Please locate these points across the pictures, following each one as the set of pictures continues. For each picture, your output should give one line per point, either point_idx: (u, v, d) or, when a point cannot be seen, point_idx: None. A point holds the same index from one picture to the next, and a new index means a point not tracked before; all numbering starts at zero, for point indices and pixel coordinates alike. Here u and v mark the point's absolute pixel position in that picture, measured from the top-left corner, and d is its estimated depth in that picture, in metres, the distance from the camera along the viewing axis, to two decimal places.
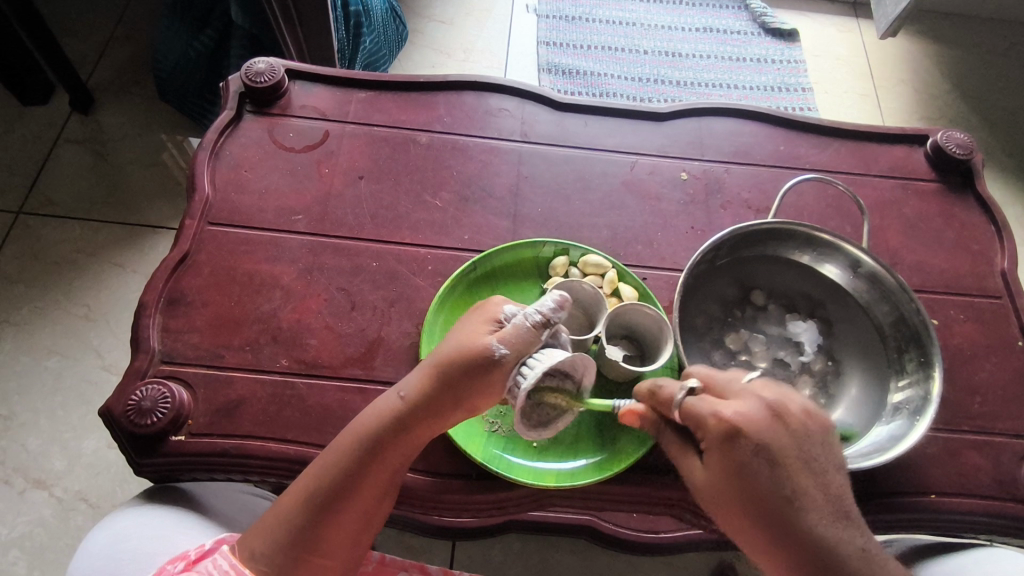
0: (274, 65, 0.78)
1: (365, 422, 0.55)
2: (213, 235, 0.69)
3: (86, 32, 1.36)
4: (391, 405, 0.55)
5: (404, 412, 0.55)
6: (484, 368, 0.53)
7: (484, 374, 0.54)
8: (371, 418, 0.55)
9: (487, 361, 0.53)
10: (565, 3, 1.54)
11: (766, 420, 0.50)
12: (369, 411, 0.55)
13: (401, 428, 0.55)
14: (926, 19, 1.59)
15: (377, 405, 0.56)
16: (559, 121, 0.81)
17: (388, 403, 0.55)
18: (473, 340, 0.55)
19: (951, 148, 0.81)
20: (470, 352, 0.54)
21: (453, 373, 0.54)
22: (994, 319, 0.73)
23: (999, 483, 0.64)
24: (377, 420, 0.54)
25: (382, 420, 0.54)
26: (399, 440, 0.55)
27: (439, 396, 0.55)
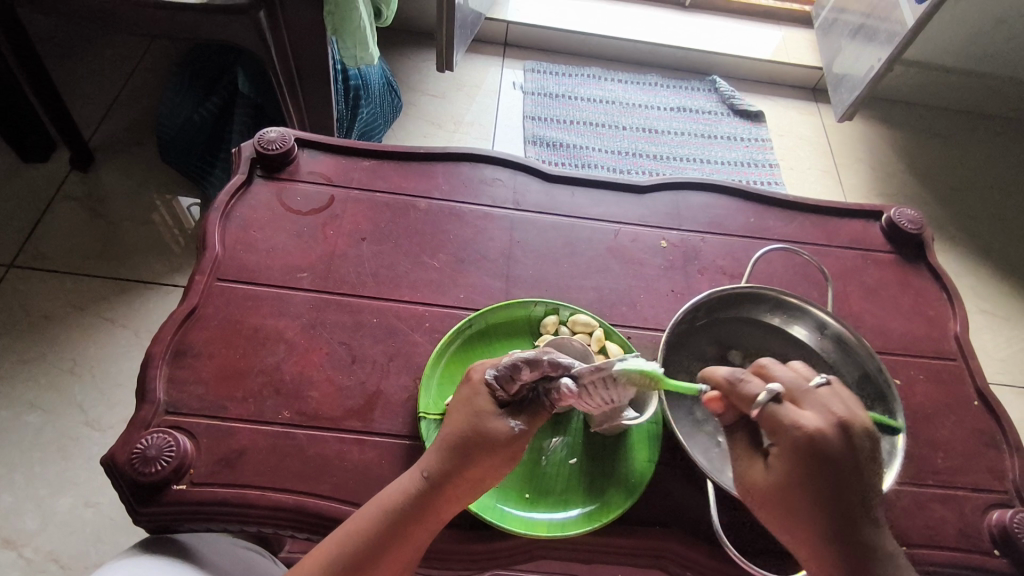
0: (284, 134, 0.84)
1: (389, 497, 0.57)
2: (221, 290, 0.73)
3: (92, 95, 1.42)
4: (412, 483, 0.57)
5: (427, 493, 0.57)
6: (501, 448, 0.57)
7: (503, 452, 0.57)
8: (395, 495, 0.57)
9: (504, 440, 0.57)
10: (549, 82, 1.66)
11: (835, 433, 0.54)
12: (392, 488, 0.58)
13: (425, 505, 0.57)
14: (879, 105, 1.74)
15: (400, 483, 0.58)
16: (548, 191, 0.88)
17: (413, 483, 0.57)
18: (491, 423, 0.58)
19: (904, 223, 0.89)
20: (488, 434, 0.57)
21: (466, 452, 0.57)
22: (952, 379, 0.79)
23: (965, 535, 0.68)
24: (399, 497, 0.57)
25: (410, 497, 0.57)
26: (428, 515, 0.57)
27: (465, 473, 0.57)
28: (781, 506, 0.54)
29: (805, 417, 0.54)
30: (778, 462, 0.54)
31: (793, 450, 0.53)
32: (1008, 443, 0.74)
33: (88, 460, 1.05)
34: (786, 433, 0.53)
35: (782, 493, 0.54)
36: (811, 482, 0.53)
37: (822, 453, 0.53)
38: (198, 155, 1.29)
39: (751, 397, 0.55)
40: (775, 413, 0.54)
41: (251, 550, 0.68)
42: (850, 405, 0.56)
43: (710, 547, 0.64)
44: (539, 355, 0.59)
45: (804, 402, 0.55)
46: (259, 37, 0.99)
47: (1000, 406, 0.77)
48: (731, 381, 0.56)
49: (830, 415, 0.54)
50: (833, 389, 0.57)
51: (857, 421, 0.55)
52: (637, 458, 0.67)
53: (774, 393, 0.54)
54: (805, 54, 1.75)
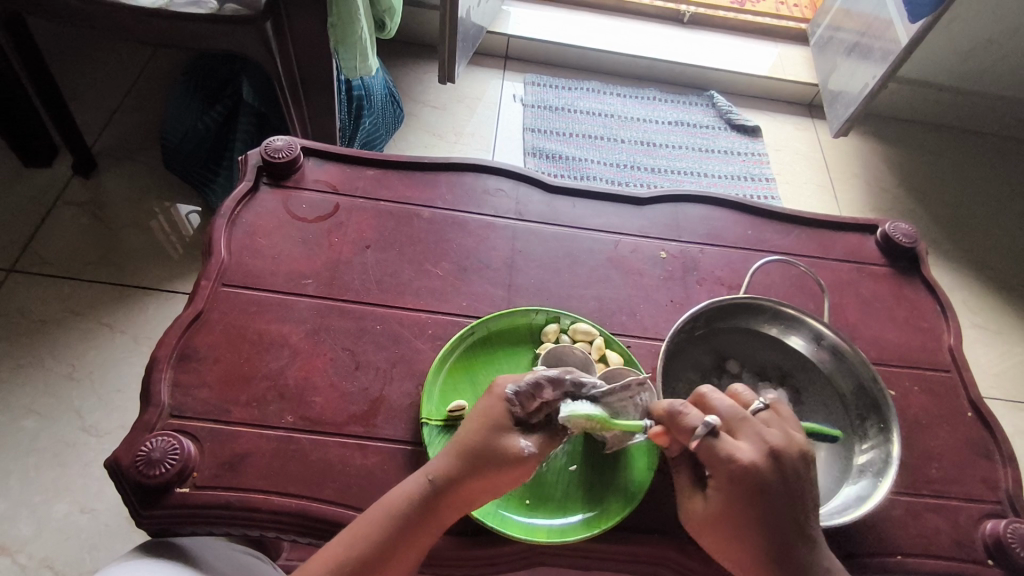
0: (291, 142, 0.85)
1: (393, 501, 0.57)
2: (225, 296, 0.73)
3: (96, 102, 1.43)
4: (417, 489, 0.58)
5: (433, 500, 0.58)
6: (510, 466, 0.58)
7: (510, 469, 0.58)
8: (400, 499, 0.57)
9: (514, 459, 0.58)
10: (550, 95, 1.68)
11: (768, 462, 0.55)
12: (395, 492, 0.58)
13: (427, 511, 0.57)
14: (874, 122, 1.77)
15: (404, 487, 0.58)
16: (550, 202, 0.89)
17: (418, 487, 0.58)
18: (498, 437, 0.59)
19: (899, 237, 0.91)
20: (496, 448, 0.58)
21: (473, 461, 0.58)
22: (945, 391, 0.80)
23: (959, 545, 0.69)
24: (404, 502, 0.57)
25: (413, 502, 0.57)
26: (428, 521, 0.57)
27: (470, 482, 0.58)
28: (722, 534, 0.56)
29: (740, 449, 0.56)
30: (716, 493, 0.56)
31: (731, 481, 0.55)
32: (1000, 454, 0.76)
33: (85, 466, 1.05)
34: (723, 465, 0.55)
35: (720, 521, 0.55)
36: (748, 511, 0.54)
37: (756, 483, 0.54)
38: (201, 162, 1.30)
39: (690, 429, 0.57)
40: (712, 447, 0.56)
41: (253, 555, 0.68)
42: (787, 430, 0.58)
43: (709, 555, 0.64)
44: (563, 375, 0.61)
45: (740, 433, 0.57)
46: (265, 48, 1.00)
47: (993, 417, 0.78)
48: (671, 413, 0.58)
49: (764, 444, 0.56)
50: (771, 414, 0.60)
51: (793, 448, 0.57)
52: (636, 466, 0.68)
53: (712, 426, 0.56)
54: (802, 71, 1.78)
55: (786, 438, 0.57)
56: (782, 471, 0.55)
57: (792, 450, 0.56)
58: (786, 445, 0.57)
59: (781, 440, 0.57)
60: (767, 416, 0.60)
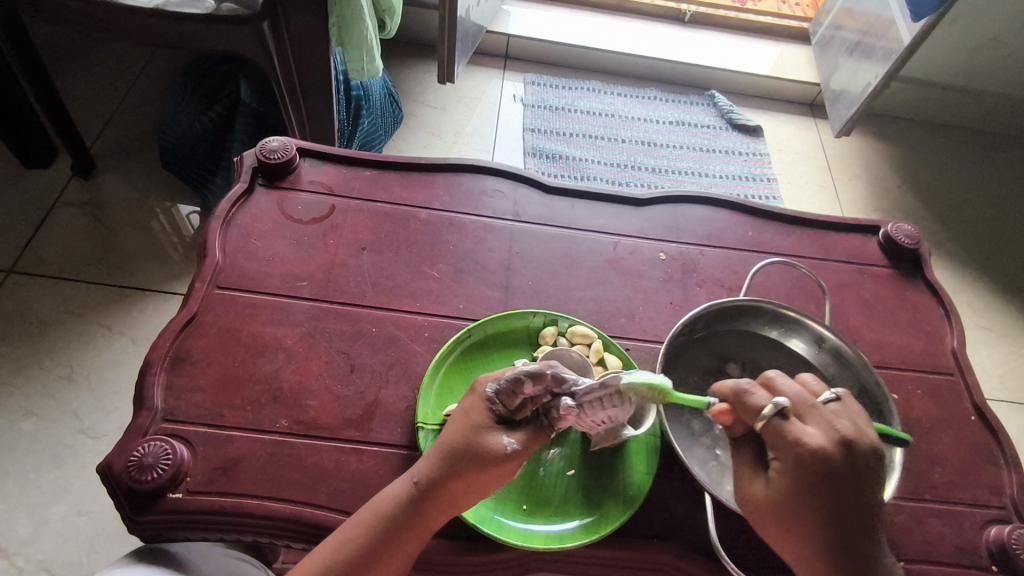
0: (287, 143, 0.85)
1: (380, 504, 0.57)
2: (220, 298, 0.73)
3: (94, 103, 1.42)
4: (403, 490, 0.57)
5: (419, 503, 0.57)
6: (494, 465, 0.57)
7: (494, 468, 0.57)
8: (387, 501, 0.57)
9: (498, 457, 0.57)
10: (550, 95, 1.67)
11: (837, 449, 0.53)
12: (382, 495, 0.57)
13: (414, 512, 0.57)
14: (877, 121, 1.75)
15: (391, 489, 0.58)
16: (548, 203, 0.88)
17: (402, 488, 0.57)
18: (478, 435, 0.58)
19: (901, 238, 0.90)
20: (476, 446, 0.58)
21: (457, 463, 0.57)
22: (949, 394, 0.79)
23: (963, 550, 0.68)
24: (391, 504, 0.57)
25: (400, 504, 0.57)
26: (415, 523, 0.56)
27: (452, 481, 0.57)
28: (781, 520, 0.54)
29: (808, 433, 0.54)
30: (780, 477, 0.54)
31: (797, 466, 0.53)
32: (1005, 458, 0.75)
33: (83, 467, 1.05)
34: (789, 448, 0.54)
35: (781, 506, 0.54)
36: (814, 498, 0.53)
37: (824, 470, 0.53)
38: (199, 162, 1.29)
39: (758, 409, 0.55)
40: (779, 428, 0.54)
41: (245, 560, 0.67)
42: (856, 421, 0.56)
43: (708, 561, 0.63)
44: (542, 369, 0.60)
45: (809, 418, 0.55)
46: (262, 48, 0.99)
47: (997, 421, 0.77)
48: (738, 391, 0.57)
49: (833, 431, 0.54)
50: (841, 405, 0.57)
51: (864, 439, 0.54)
52: (635, 471, 0.67)
53: (780, 407, 0.54)
54: (803, 70, 1.77)
55: (855, 426, 0.55)
56: (852, 460, 0.53)
57: (863, 440, 0.54)
58: (857, 433, 0.54)
59: (853, 429, 0.55)
60: (837, 406, 0.57)
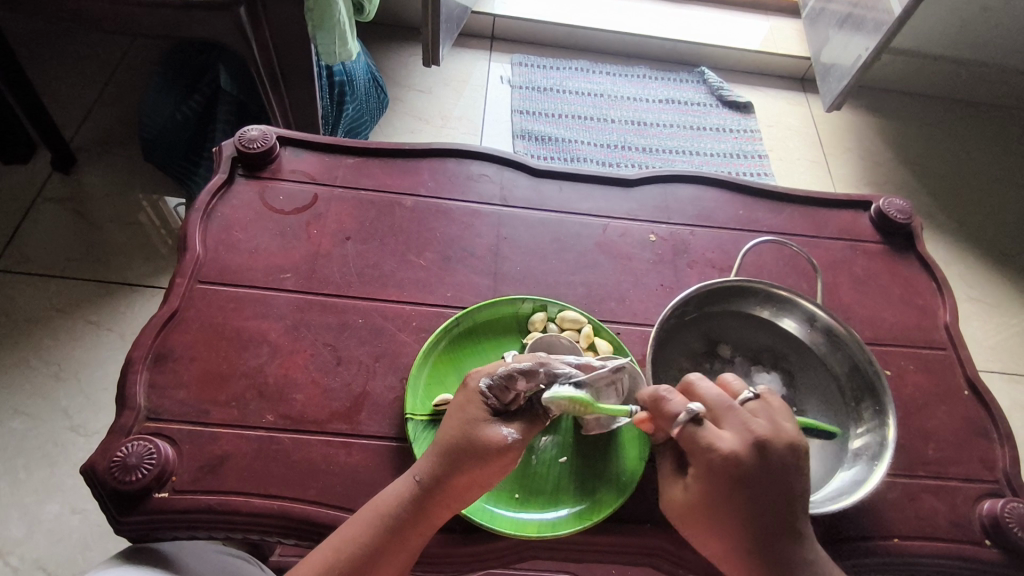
0: (266, 132, 0.82)
1: (384, 503, 0.56)
2: (202, 293, 0.71)
3: (72, 96, 1.39)
4: (406, 488, 0.56)
5: (422, 502, 0.56)
6: (494, 457, 0.56)
7: (495, 461, 0.56)
8: (390, 500, 0.56)
9: (498, 448, 0.56)
10: (537, 75, 1.64)
11: (750, 452, 0.53)
12: (385, 494, 0.57)
13: (417, 510, 0.56)
14: (869, 95, 1.74)
15: (395, 487, 0.57)
16: (536, 186, 0.87)
17: (406, 487, 0.56)
18: (479, 429, 0.57)
19: (893, 213, 0.89)
20: (477, 440, 0.56)
21: (459, 459, 0.56)
22: (942, 369, 0.79)
23: (956, 526, 0.68)
24: (395, 502, 0.56)
25: (402, 503, 0.56)
26: (420, 521, 0.56)
27: (454, 476, 0.56)
28: (701, 525, 0.54)
29: (721, 438, 0.54)
30: (696, 482, 0.54)
31: (710, 471, 0.53)
32: (998, 432, 0.74)
33: (74, 466, 1.04)
34: (702, 453, 0.53)
35: (699, 510, 0.53)
36: (728, 501, 0.52)
37: (736, 473, 0.52)
38: (181, 154, 1.27)
39: (672, 416, 0.55)
40: (694, 433, 0.54)
41: (235, 556, 0.67)
42: (775, 420, 0.55)
43: (701, 544, 0.63)
44: (535, 365, 0.59)
45: (725, 421, 0.55)
46: (240, 34, 0.96)
47: (990, 396, 0.77)
48: (653, 399, 0.56)
49: (748, 433, 0.54)
50: (760, 403, 0.57)
51: (780, 438, 0.54)
52: (627, 456, 0.66)
53: (694, 413, 0.54)
54: (794, 44, 1.75)
55: (770, 426, 0.55)
56: (766, 462, 0.53)
57: (779, 441, 0.54)
58: (774, 434, 0.54)
59: (768, 429, 0.54)
60: (756, 405, 0.57)
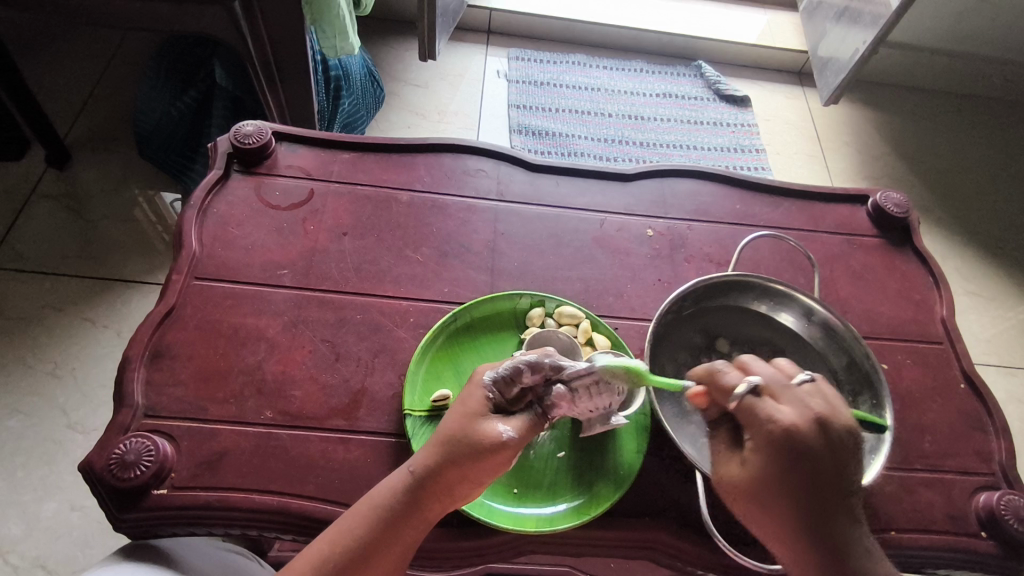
0: (262, 127, 0.82)
1: (378, 497, 0.56)
2: (198, 289, 0.71)
3: (65, 90, 1.38)
4: (400, 481, 0.56)
5: (417, 496, 0.56)
6: (489, 454, 0.56)
7: (486, 457, 0.56)
8: (384, 494, 0.56)
9: (494, 445, 0.56)
10: (533, 70, 1.64)
11: (810, 426, 0.53)
12: (382, 486, 0.57)
13: (413, 502, 0.56)
14: (865, 88, 1.73)
15: (389, 481, 0.57)
16: (533, 180, 0.87)
17: (401, 479, 0.56)
18: (478, 425, 0.57)
19: (890, 207, 0.89)
20: (477, 436, 0.56)
21: (455, 454, 0.56)
22: (938, 362, 0.79)
23: (952, 518, 0.69)
24: (389, 496, 0.56)
25: (398, 495, 0.56)
26: (416, 513, 0.56)
27: (451, 470, 0.56)
28: (757, 500, 0.53)
29: (781, 411, 0.54)
30: (755, 455, 0.53)
31: (770, 443, 0.53)
32: (994, 425, 0.75)
33: (72, 463, 1.04)
34: (761, 425, 0.53)
35: (755, 486, 0.53)
36: (786, 477, 0.52)
37: (796, 447, 0.52)
38: (176, 149, 1.26)
39: (730, 389, 0.56)
40: (753, 405, 0.54)
41: (235, 552, 0.67)
42: (831, 401, 0.55)
43: (698, 537, 0.64)
44: (541, 359, 0.60)
45: (783, 397, 0.55)
46: (234, 29, 0.96)
47: (986, 389, 0.77)
48: (712, 371, 0.57)
49: (807, 409, 0.54)
50: (815, 385, 0.56)
51: (837, 418, 0.54)
52: (625, 451, 0.66)
53: (753, 385, 0.54)
54: (790, 38, 1.74)
55: (827, 406, 0.55)
56: (825, 437, 0.53)
57: (835, 420, 0.54)
58: (830, 413, 0.54)
59: (825, 408, 0.54)
60: (812, 385, 0.57)
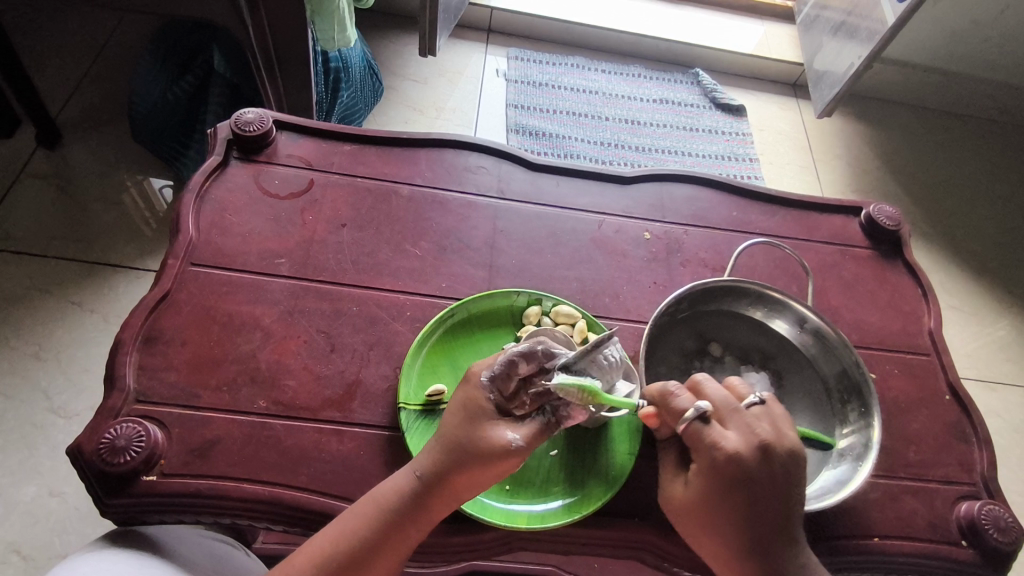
0: (263, 115, 0.81)
1: (382, 496, 0.56)
2: (193, 275, 0.70)
3: (58, 70, 1.36)
4: (405, 483, 0.56)
5: (421, 496, 0.56)
6: (498, 460, 0.55)
7: (497, 464, 0.55)
8: (387, 494, 0.56)
9: (502, 451, 0.55)
10: (532, 70, 1.64)
11: (753, 454, 0.54)
12: (384, 487, 0.56)
13: (416, 505, 0.55)
14: (859, 103, 1.76)
15: (395, 482, 0.57)
16: (532, 179, 0.87)
17: (405, 482, 0.56)
18: (483, 430, 0.56)
19: (882, 220, 0.90)
20: (481, 441, 0.56)
21: (460, 458, 0.56)
22: (925, 374, 0.80)
23: (934, 526, 0.70)
24: (393, 495, 0.56)
25: (401, 498, 0.55)
26: (419, 517, 0.55)
27: (453, 475, 0.56)
28: (697, 520, 0.55)
29: (726, 438, 0.55)
30: (695, 479, 0.55)
31: (712, 468, 0.54)
32: (976, 436, 0.76)
33: (53, 448, 1.02)
34: (705, 451, 0.55)
35: (698, 508, 0.55)
36: (726, 502, 0.54)
37: (739, 474, 0.53)
38: (170, 134, 1.24)
39: (679, 411, 0.56)
40: (699, 431, 0.55)
41: (222, 541, 0.67)
42: (779, 425, 0.57)
43: (686, 539, 0.64)
44: (534, 347, 0.60)
45: (729, 422, 0.56)
46: (236, 16, 0.95)
47: (970, 401, 0.78)
48: (663, 394, 0.57)
49: (753, 436, 0.55)
50: (764, 409, 0.58)
51: (784, 443, 0.55)
52: (617, 450, 0.67)
53: (701, 411, 0.55)
54: (787, 49, 1.76)
55: (773, 432, 0.56)
56: (768, 465, 0.54)
57: (780, 447, 0.55)
58: (775, 441, 0.55)
59: (767, 436, 0.55)
60: (761, 409, 0.58)
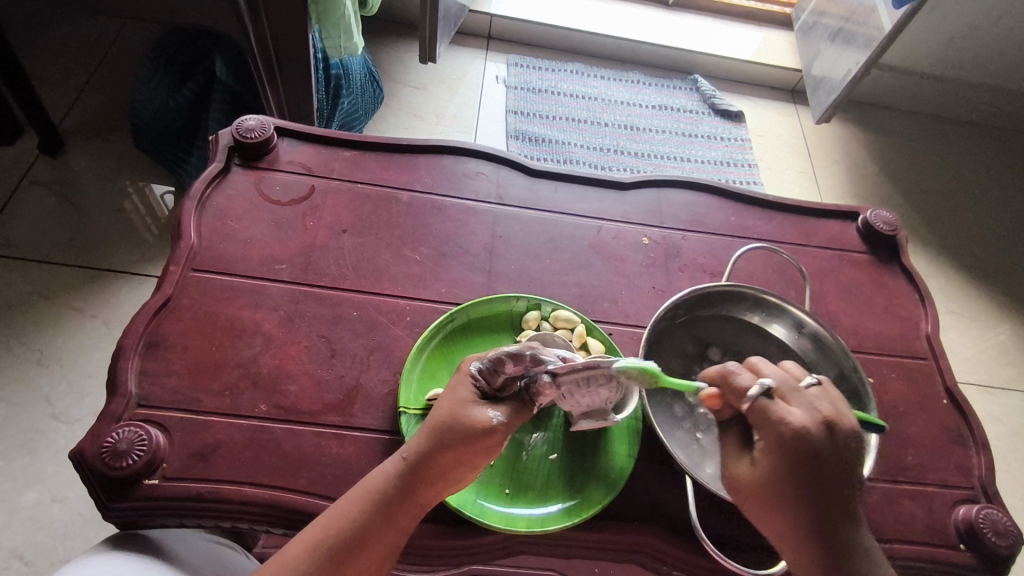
0: (264, 122, 0.82)
1: (373, 481, 0.56)
2: (195, 281, 0.71)
3: (59, 77, 1.37)
4: (394, 467, 0.57)
5: (409, 478, 0.56)
6: (478, 438, 0.56)
7: (480, 442, 0.56)
8: (377, 480, 0.56)
9: (484, 430, 0.56)
10: (532, 76, 1.65)
11: (819, 430, 0.53)
12: (374, 473, 0.57)
13: (406, 487, 0.56)
14: (857, 109, 1.77)
15: (384, 467, 0.57)
16: (531, 185, 0.88)
17: (393, 465, 0.57)
18: (464, 410, 0.57)
19: (880, 225, 0.91)
20: (461, 420, 0.57)
21: (446, 438, 0.56)
22: (923, 377, 0.81)
23: (933, 530, 0.70)
24: (383, 481, 0.56)
25: (390, 480, 0.56)
26: (409, 500, 0.56)
27: (436, 455, 0.56)
28: (765, 500, 0.54)
29: (792, 414, 0.54)
30: (764, 458, 0.54)
31: (780, 446, 0.53)
32: (974, 440, 0.76)
33: (55, 453, 1.02)
34: (772, 427, 0.53)
35: (766, 485, 0.54)
36: (795, 478, 0.53)
37: (807, 450, 0.53)
38: (172, 141, 1.25)
39: (742, 391, 0.55)
40: (765, 408, 0.54)
41: (224, 545, 0.68)
42: (837, 403, 0.56)
43: (687, 542, 0.65)
44: (523, 350, 0.59)
45: (793, 400, 0.55)
46: (239, 25, 0.96)
47: (968, 405, 0.79)
48: (725, 374, 0.56)
49: (815, 413, 0.54)
50: (822, 389, 0.57)
51: (845, 420, 0.55)
52: (617, 454, 0.67)
53: (766, 387, 0.54)
54: (785, 56, 1.77)
55: (836, 410, 0.56)
56: (833, 441, 0.54)
57: (843, 424, 0.55)
58: (837, 418, 0.55)
59: (829, 413, 0.55)
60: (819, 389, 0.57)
